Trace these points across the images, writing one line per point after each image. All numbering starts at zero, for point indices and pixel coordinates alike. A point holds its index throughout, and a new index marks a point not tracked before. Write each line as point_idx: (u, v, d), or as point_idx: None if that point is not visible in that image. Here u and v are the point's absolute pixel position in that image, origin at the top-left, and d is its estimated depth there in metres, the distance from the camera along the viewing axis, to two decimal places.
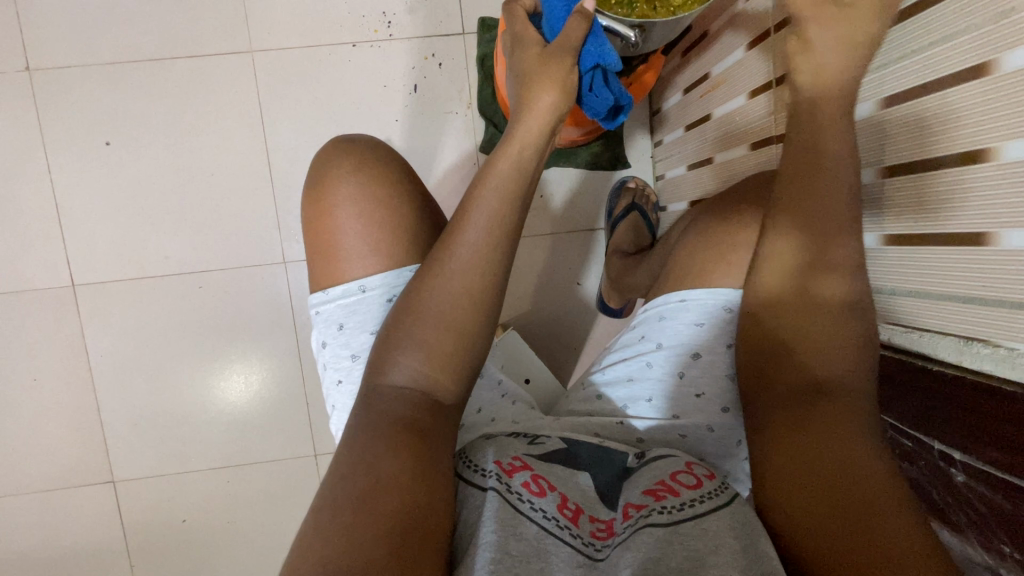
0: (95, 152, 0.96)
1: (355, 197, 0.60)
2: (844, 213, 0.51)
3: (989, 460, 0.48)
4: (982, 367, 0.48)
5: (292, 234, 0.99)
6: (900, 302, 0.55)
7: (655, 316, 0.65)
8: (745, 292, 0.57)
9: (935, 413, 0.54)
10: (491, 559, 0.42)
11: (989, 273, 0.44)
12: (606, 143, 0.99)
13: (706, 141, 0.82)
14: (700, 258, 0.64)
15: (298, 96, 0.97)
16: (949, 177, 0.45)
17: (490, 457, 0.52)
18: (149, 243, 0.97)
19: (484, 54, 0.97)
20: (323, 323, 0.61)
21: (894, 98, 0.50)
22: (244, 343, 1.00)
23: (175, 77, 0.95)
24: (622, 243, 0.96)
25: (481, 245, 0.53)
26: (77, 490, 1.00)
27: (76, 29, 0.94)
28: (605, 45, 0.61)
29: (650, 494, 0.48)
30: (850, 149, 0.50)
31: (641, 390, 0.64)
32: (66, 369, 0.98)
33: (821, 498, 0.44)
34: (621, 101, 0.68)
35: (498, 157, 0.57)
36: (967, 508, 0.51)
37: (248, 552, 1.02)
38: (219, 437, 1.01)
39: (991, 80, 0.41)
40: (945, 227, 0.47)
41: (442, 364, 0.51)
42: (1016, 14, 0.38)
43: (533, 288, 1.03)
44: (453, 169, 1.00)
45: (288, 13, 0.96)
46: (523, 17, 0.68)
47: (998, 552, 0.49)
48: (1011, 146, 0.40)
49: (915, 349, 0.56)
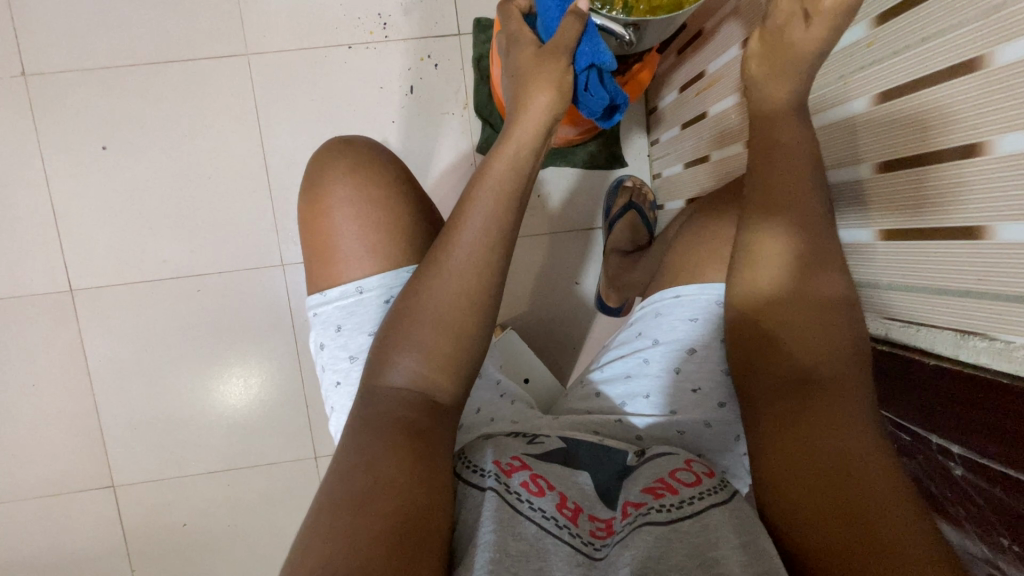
0: (91, 157, 0.96)
1: (352, 197, 0.60)
2: (816, 212, 0.53)
3: (988, 455, 0.48)
4: (978, 359, 0.48)
5: (290, 236, 0.99)
6: (895, 298, 0.55)
7: (651, 312, 0.65)
8: (728, 288, 0.57)
9: (935, 407, 0.54)
10: (491, 558, 0.41)
11: (986, 266, 0.44)
12: (602, 143, 1.01)
13: (703, 140, 0.82)
14: (692, 253, 0.64)
15: (295, 97, 0.97)
16: (944, 172, 0.45)
17: (489, 457, 0.52)
18: (147, 247, 0.97)
19: (479, 54, 0.97)
20: (321, 324, 0.60)
21: (887, 94, 0.49)
22: (244, 345, 1.00)
23: (171, 81, 0.95)
24: (620, 242, 0.96)
25: (478, 244, 0.53)
26: (77, 494, 1.00)
27: (74, 35, 0.94)
28: (600, 45, 0.61)
29: (649, 491, 0.48)
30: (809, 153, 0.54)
31: (640, 386, 0.64)
32: (65, 374, 0.98)
33: (823, 496, 0.43)
34: (616, 101, 0.67)
35: (494, 157, 0.57)
36: (966, 502, 0.52)
37: (250, 555, 1.02)
38: (220, 440, 1.01)
39: (984, 75, 0.41)
40: (942, 223, 0.47)
41: (440, 363, 0.51)
42: (1008, 9, 0.38)
43: (532, 287, 1.03)
44: (450, 170, 1.00)
45: (285, 14, 0.96)
46: (518, 17, 0.68)
47: (998, 546, 0.50)
48: (1006, 139, 0.40)
49: (913, 343, 0.56)
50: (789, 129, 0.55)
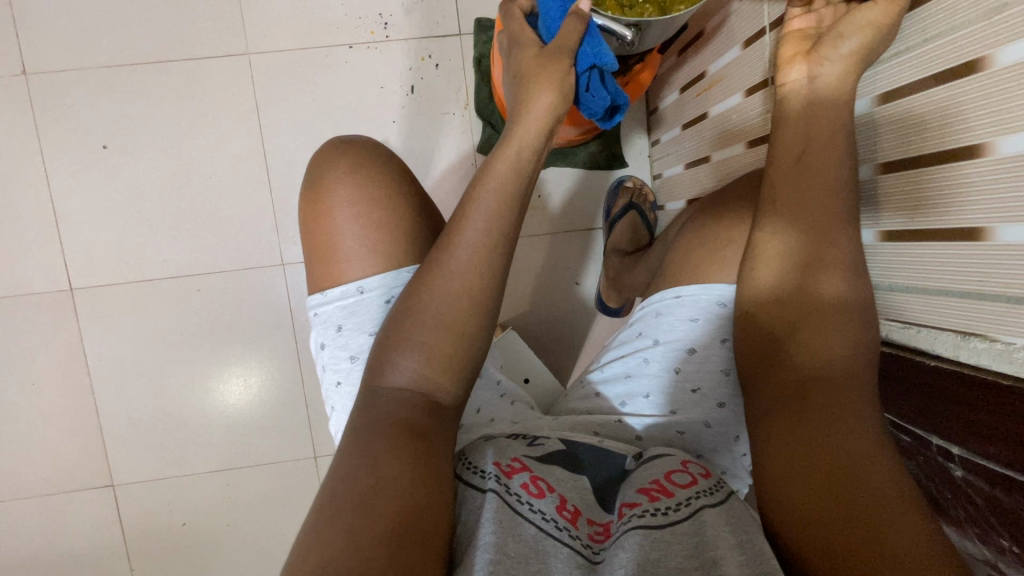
0: (92, 155, 0.96)
1: (353, 198, 0.60)
2: (836, 211, 0.52)
3: (989, 457, 0.48)
4: (979, 361, 0.48)
5: (290, 235, 0.99)
6: (894, 297, 0.55)
7: (652, 312, 0.65)
8: (739, 287, 0.57)
9: (935, 408, 0.54)
10: (490, 560, 0.41)
11: (987, 267, 0.44)
12: (603, 143, 1.00)
13: (704, 141, 0.82)
14: (693, 255, 0.64)
15: (296, 97, 0.97)
16: (946, 172, 0.46)
17: (489, 459, 0.52)
18: (147, 245, 0.97)
19: (480, 55, 0.97)
20: (322, 324, 0.60)
21: (893, 95, 0.50)
22: (243, 345, 1.00)
23: (172, 80, 0.95)
24: (621, 242, 0.96)
25: (480, 244, 0.53)
26: (75, 493, 1.00)
27: (74, 33, 0.94)
28: (601, 45, 0.62)
29: (644, 493, 0.48)
30: (837, 154, 0.52)
31: (639, 386, 0.64)
32: (65, 373, 0.98)
33: (827, 501, 0.43)
34: (617, 101, 0.67)
35: (497, 157, 0.57)
36: (967, 504, 0.52)
37: (249, 553, 1.02)
38: (220, 439, 1.01)
39: (985, 76, 0.41)
40: (940, 224, 0.47)
41: (441, 364, 0.51)
42: (1010, 9, 0.38)
43: (532, 288, 1.03)
44: (451, 170, 1.00)
45: (286, 14, 0.96)
46: (520, 17, 0.68)
47: (997, 547, 0.50)
48: (1006, 141, 0.41)
49: (913, 345, 0.55)
50: (806, 128, 0.53)
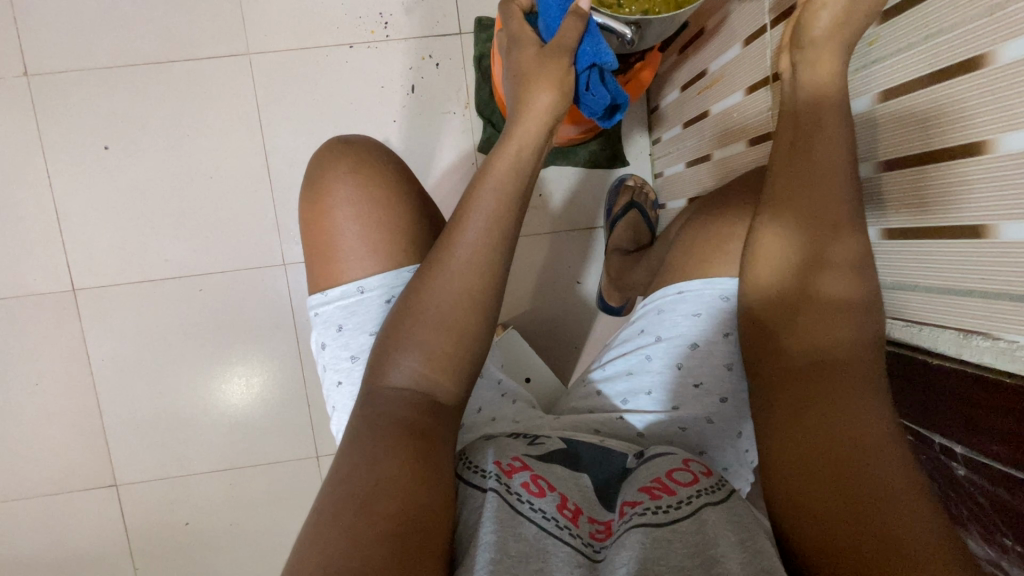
0: (92, 156, 0.96)
1: (354, 197, 0.60)
2: (841, 204, 0.51)
3: (991, 455, 0.48)
4: (982, 359, 0.48)
5: (291, 235, 0.99)
6: (895, 296, 0.55)
7: (654, 309, 0.65)
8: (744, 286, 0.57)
9: (937, 407, 0.54)
10: (491, 559, 0.41)
11: (989, 264, 0.44)
12: (604, 142, 1.00)
13: (705, 139, 0.81)
14: (696, 254, 0.64)
15: (296, 97, 0.97)
16: (948, 169, 0.45)
17: (490, 458, 0.52)
18: (149, 245, 0.98)
19: (481, 54, 0.97)
20: (323, 324, 0.60)
21: (894, 92, 0.50)
22: (245, 344, 1.00)
23: (173, 81, 0.96)
24: (621, 242, 0.96)
25: (480, 243, 0.53)
26: (78, 493, 1.00)
27: (75, 35, 0.94)
28: (601, 44, 0.61)
29: (646, 491, 0.48)
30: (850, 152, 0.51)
31: (641, 383, 0.64)
32: (67, 373, 0.98)
33: (835, 495, 0.43)
34: (617, 100, 0.67)
35: (497, 156, 0.57)
36: (968, 501, 0.52)
37: (250, 553, 1.02)
38: (221, 438, 1.01)
39: (986, 72, 0.41)
40: (942, 222, 0.47)
41: (441, 364, 0.51)
42: (1010, 6, 0.38)
43: (533, 287, 1.03)
44: (451, 169, 1.00)
45: (287, 14, 0.96)
46: (519, 15, 0.68)
47: (999, 545, 0.50)
48: (1007, 137, 0.40)
49: (914, 342, 0.55)
50: (820, 125, 0.52)
